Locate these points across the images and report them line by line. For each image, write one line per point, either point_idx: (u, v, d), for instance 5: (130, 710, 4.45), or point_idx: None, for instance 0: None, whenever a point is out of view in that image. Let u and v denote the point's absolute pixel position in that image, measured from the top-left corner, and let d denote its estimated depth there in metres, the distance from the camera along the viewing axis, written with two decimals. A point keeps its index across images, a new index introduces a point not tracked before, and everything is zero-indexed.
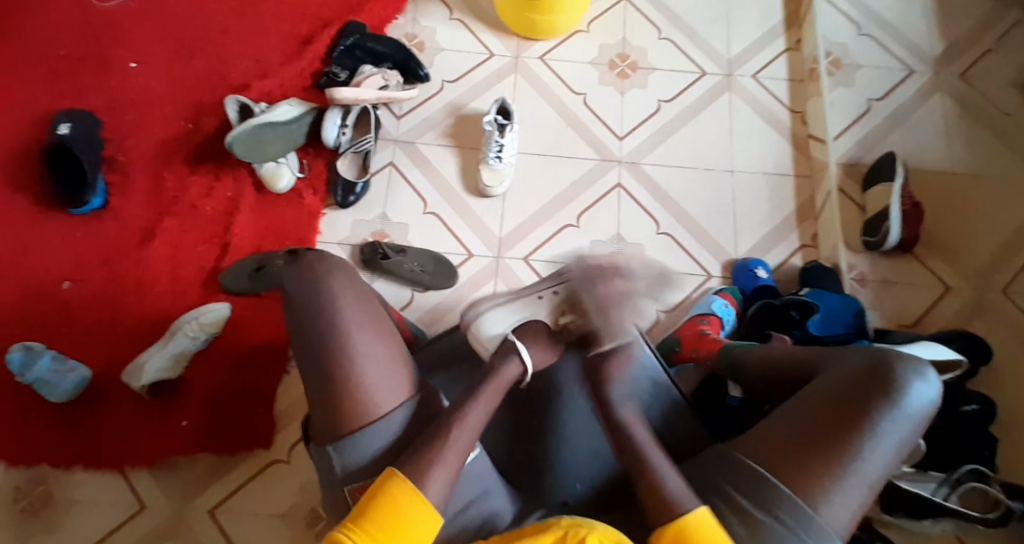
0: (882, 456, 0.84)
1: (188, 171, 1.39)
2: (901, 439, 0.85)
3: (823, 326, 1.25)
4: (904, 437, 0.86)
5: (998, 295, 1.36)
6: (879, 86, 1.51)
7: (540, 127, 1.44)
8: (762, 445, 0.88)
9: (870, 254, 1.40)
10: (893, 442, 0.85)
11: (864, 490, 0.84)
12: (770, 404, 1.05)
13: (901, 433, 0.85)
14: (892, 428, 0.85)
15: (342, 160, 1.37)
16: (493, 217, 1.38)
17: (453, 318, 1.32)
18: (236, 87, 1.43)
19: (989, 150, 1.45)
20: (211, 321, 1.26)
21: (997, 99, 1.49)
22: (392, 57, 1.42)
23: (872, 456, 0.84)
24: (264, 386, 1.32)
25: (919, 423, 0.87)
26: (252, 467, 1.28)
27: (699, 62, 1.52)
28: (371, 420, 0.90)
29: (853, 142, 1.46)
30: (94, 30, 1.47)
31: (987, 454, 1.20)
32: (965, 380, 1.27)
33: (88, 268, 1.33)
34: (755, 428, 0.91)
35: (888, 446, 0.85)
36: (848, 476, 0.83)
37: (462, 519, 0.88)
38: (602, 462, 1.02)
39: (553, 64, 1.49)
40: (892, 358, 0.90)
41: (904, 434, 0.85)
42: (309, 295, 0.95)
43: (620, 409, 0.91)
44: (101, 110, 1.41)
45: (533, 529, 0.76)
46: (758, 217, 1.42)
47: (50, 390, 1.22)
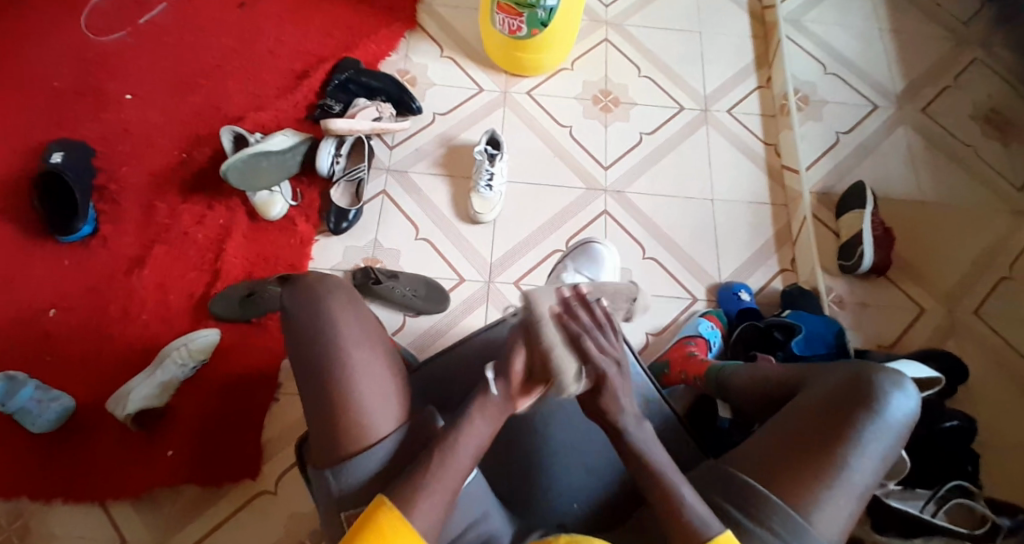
0: (868, 467, 0.86)
1: (181, 199, 1.40)
2: (885, 449, 0.88)
3: (806, 346, 1.28)
4: (888, 447, 0.88)
5: (968, 315, 1.42)
6: (847, 120, 1.60)
7: (528, 157, 1.49)
8: (751, 460, 0.89)
9: (847, 278, 1.45)
10: (877, 452, 0.87)
11: (852, 501, 0.85)
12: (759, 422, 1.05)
13: (884, 444, 0.88)
14: (876, 439, 0.87)
15: (337, 188, 1.39)
16: (483, 243, 1.41)
17: (445, 342, 1.33)
18: (231, 119, 1.46)
19: (952, 179, 1.54)
20: (202, 348, 1.24)
21: (956, 132, 1.59)
22: (384, 90, 1.46)
23: (857, 466, 0.86)
24: (251, 413, 1.26)
25: (901, 433, 0.89)
26: (236, 500, 1.22)
27: (677, 98, 1.59)
28: (369, 444, 0.86)
29: (825, 173, 1.54)
30: (89, 63, 1.49)
31: (970, 470, 1.24)
32: (944, 399, 1.32)
33: (76, 295, 1.31)
34: (744, 443, 0.93)
35: (873, 456, 0.87)
36: (836, 487, 0.85)
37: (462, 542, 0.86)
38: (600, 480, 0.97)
39: (541, 99, 1.55)
40: (872, 370, 0.92)
41: (887, 444, 0.88)
42: (308, 313, 0.90)
43: (642, 418, 0.86)
44: (94, 140, 1.43)
45: None
46: (739, 244, 1.47)
47: (31, 421, 1.18)
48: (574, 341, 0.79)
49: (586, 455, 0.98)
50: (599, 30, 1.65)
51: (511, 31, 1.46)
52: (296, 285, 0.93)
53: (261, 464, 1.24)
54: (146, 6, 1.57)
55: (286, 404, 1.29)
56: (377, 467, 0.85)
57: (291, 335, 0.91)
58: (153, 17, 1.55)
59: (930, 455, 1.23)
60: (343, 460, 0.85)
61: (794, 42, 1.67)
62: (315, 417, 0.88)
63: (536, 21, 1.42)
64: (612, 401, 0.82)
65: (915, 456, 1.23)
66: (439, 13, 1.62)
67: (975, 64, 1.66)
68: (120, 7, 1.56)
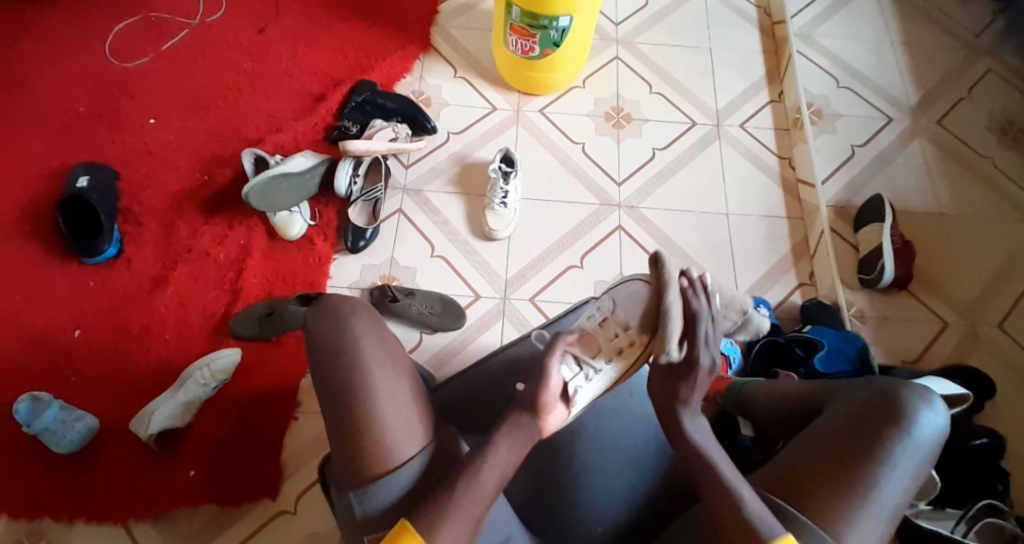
0: (898, 484, 0.85)
1: (201, 221, 1.42)
2: (914, 467, 0.87)
3: (827, 363, 1.26)
4: (918, 465, 0.87)
5: (992, 328, 1.40)
6: (861, 133, 1.59)
7: (542, 175, 1.50)
8: (779, 479, 0.89)
9: (867, 291, 1.44)
10: (907, 470, 0.86)
11: (883, 521, 0.84)
12: (783, 439, 1.04)
13: (914, 462, 0.87)
14: (906, 457, 0.86)
15: (354, 208, 1.42)
16: (498, 259, 1.42)
17: (461, 359, 1.33)
18: (251, 142, 1.49)
19: (970, 191, 1.53)
20: (222, 369, 1.24)
21: (973, 142, 1.58)
22: (401, 112, 1.49)
23: (887, 485, 0.85)
24: (270, 434, 1.27)
25: (931, 450, 0.88)
26: (255, 520, 1.22)
27: (689, 114, 1.60)
28: (391, 468, 0.86)
29: (840, 186, 1.53)
30: (113, 90, 1.54)
31: (1000, 489, 1.20)
32: (971, 414, 1.29)
33: (99, 316, 1.33)
34: (770, 463, 0.92)
35: (903, 474, 0.86)
36: (866, 505, 0.84)
37: None
38: (623, 501, 0.97)
39: (553, 117, 1.57)
40: (898, 387, 0.91)
41: (917, 462, 0.87)
42: (331, 337, 0.91)
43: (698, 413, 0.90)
44: (118, 165, 1.46)
45: None
46: (756, 257, 1.47)
47: (56, 441, 1.19)
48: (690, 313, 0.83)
49: (608, 475, 0.98)
50: (609, 49, 1.67)
51: (523, 52, 1.48)
52: (322, 309, 0.94)
53: (280, 483, 1.24)
54: (167, 32, 1.61)
55: (306, 421, 1.30)
56: (400, 486, 0.85)
57: (317, 357, 0.92)
58: (174, 43, 1.59)
59: (957, 472, 1.20)
60: (366, 484, 0.85)
61: (805, 57, 1.67)
62: (338, 439, 0.88)
63: (549, 41, 1.44)
64: (690, 384, 0.87)
65: (943, 474, 1.21)
66: (452, 36, 1.65)
67: (990, 74, 1.66)
68: (142, 34, 1.60)
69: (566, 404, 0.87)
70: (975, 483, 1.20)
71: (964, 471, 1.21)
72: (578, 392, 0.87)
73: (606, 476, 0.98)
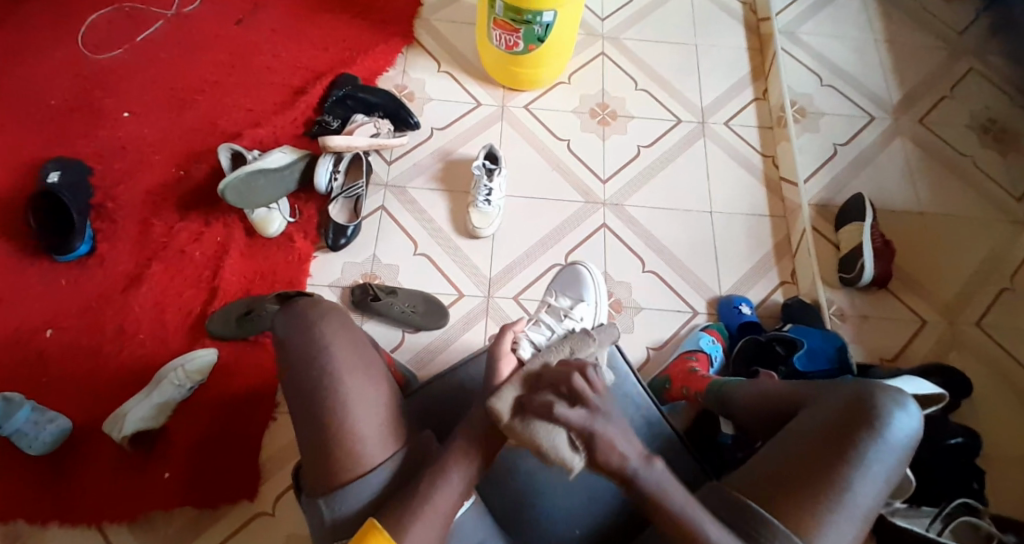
0: (871, 487, 0.86)
1: (178, 217, 1.39)
2: (888, 469, 0.88)
3: (808, 361, 1.27)
4: (890, 468, 0.88)
5: (970, 327, 1.42)
6: (844, 132, 1.60)
7: (527, 172, 1.49)
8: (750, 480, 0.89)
9: (847, 290, 1.45)
10: (881, 473, 0.87)
11: (857, 523, 0.85)
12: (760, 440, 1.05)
13: (888, 464, 0.88)
14: (880, 460, 0.87)
15: (333, 205, 1.38)
16: (482, 257, 1.40)
17: (444, 359, 1.32)
18: (229, 136, 1.45)
19: (950, 191, 1.54)
20: (198, 368, 1.24)
21: (954, 141, 1.59)
22: (383, 107, 1.46)
23: (861, 488, 0.86)
24: (246, 438, 1.25)
25: (904, 453, 0.89)
26: (232, 523, 1.21)
27: (674, 111, 1.59)
28: (361, 473, 0.86)
29: (822, 186, 1.54)
30: (85, 80, 1.49)
31: (976, 487, 1.23)
32: (948, 413, 1.31)
33: (72, 314, 1.30)
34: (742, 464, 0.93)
35: (876, 477, 0.87)
36: (840, 508, 0.85)
37: None
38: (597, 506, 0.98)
39: (538, 113, 1.55)
40: (872, 390, 0.92)
41: (891, 464, 0.88)
42: (302, 343, 0.91)
43: None
44: (90, 158, 1.42)
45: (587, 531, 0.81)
46: (739, 256, 1.47)
47: (28, 443, 1.17)
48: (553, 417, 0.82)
49: (586, 483, 0.99)
50: (596, 43, 1.66)
51: (508, 47, 1.45)
52: (293, 313, 0.93)
53: (259, 485, 1.23)
54: (142, 23, 1.56)
55: (282, 424, 1.28)
56: (371, 490, 0.86)
57: (289, 363, 0.91)
58: (150, 34, 1.55)
59: (935, 470, 1.22)
60: (337, 489, 0.86)
61: (790, 55, 1.68)
62: (307, 443, 0.88)
63: (533, 37, 1.42)
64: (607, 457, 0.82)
65: (922, 474, 1.22)
66: (436, 28, 1.63)
67: (972, 74, 1.67)
68: (115, 24, 1.56)
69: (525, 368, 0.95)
70: (953, 482, 1.22)
71: (941, 471, 1.22)
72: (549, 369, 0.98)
73: (582, 483, 0.99)
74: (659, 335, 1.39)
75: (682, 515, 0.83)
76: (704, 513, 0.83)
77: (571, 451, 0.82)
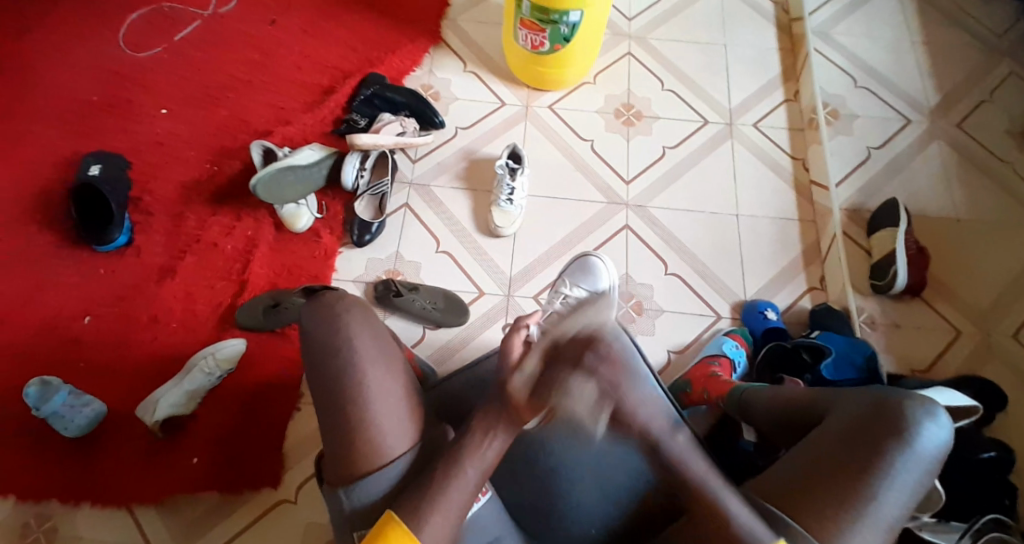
0: (896, 499, 0.84)
1: (210, 211, 1.43)
2: (915, 480, 0.85)
3: (834, 369, 1.24)
4: (918, 479, 0.85)
5: (1007, 338, 1.37)
6: (877, 135, 1.56)
7: (550, 171, 1.49)
8: (771, 490, 0.88)
9: (879, 297, 1.41)
10: (908, 485, 0.85)
11: (880, 534, 0.83)
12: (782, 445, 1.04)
13: (915, 476, 0.85)
14: (907, 471, 0.85)
15: (360, 202, 1.41)
16: (502, 256, 1.41)
17: (463, 356, 1.33)
18: (260, 133, 1.50)
19: (988, 197, 1.49)
20: (227, 357, 1.27)
21: (993, 146, 1.54)
22: (408, 105, 1.49)
23: (885, 499, 0.84)
24: (271, 428, 1.29)
25: (932, 465, 0.87)
26: (255, 509, 1.24)
27: (701, 112, 1.58)
28: (380, 464, 0.88)
29: (853, 189, 1.51)
30: (127, 79, 1.55)
31: (1007, 503, 1.19)
32: (980, 426, 1.27)
33: (108, 304, 1.36)
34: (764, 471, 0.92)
35: (902, 489, 0.85)
36: (863, 519, 0.83)
37: None
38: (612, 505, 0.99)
39: (562, 113, 1.56)
40: (902, 399, 0.90)
41: (918, 476, 0.86)
42: (327, 334, 0.93)
43: None
44: (129, 154, 1.48)
45: None
46: (764, 260, 1.45)
47: (66, 425, 1.22)
48: (586, 373, 0.84)
49: (603, 481, 1.00)
50: (622, 44, 1.65)
51: (534, 46, 1.46)
52: (318, 305, 0.96)
53: (281, 474, 1.26)
54: (180, 23, 1.62)
55: (305, 415, 1.31)
56: (389, 481, 0.88)
57: (313, 353, 0.94)
58: (187, 34, 1.60)
59: (962, 485, 1.18)
60: (356, 479, 0.88)
61: (822, 55, 1.64)
62: (328, 433, 0.91)
63: (559, 37, 1.42)
64: (632, 421, 0.88)
65: (950, 488, 1.18)
66: (463, 29, 1.64)
67: (1013, 76, 1.61)
68: (155, 25, 1.62)
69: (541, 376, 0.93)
70: (983, 499, 1.18)
71: (969, 486, 1.18)
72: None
73: (598, 480, 1.00)
74: (680, 338, 1.38)
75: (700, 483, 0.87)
76: (722, 483, 0.86)
77: (596, 410, 0.86)
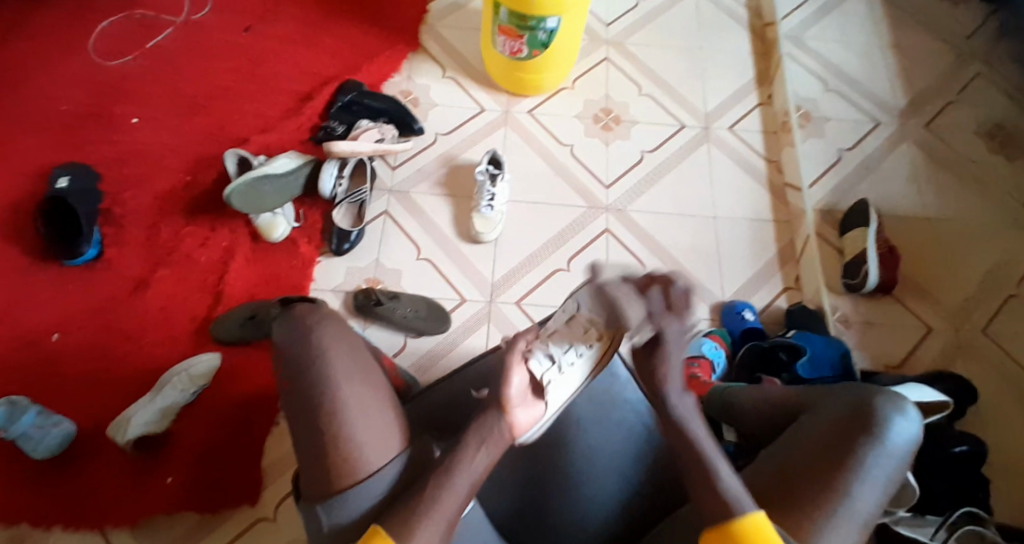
0: (871, 491, 0.86)
1: (184, 222, 1.40)
2: (888, 473, 0.87)
3: (811, 368, 1.27)
4: (890, 472, 0.87)
5: (976, 334, 1.41)
6: (850, 137, 1.59)
7: (531, 176, 1.49)
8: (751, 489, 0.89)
9: (852, 295, 1.45)
10: (881, 477, 0.87)
11: (856, 526, 0.85)
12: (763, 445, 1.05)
13: (888, 469, 0.87)
14: (879, 464, 0.87)
15: (338, 210, 1.39)
16: (485, 263, 1.40)
17: (447, 364, 1.32)
18: (235, 141, 1.47)
19: (957, 197, 1.53)
20: (201, 373, 1.25)
21: (960, 147, 1.58)
22: (387, 111, 1.48)
23: (860, 492, 0.85)
24: (249, 444, 1.26)
25: (904, 457, 0.89)
26: (235, 526, 1.22)
27: (679, 116, 1.59)
28: (361, 479, 0.87)
29: (829, 190, 1.54)
30: (94, 87, 1.50)
31: (982, 497, 1.22)
32: (953, 420, 1.30)
33: (79, 319, 1.31)
34: (745, 471, 0.93)
35: (876, 481, 0.86)
36: (840, 512, 0.84)
37: None
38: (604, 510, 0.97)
39: (542, 118, 1.55)
40: (871, 396, 0.92)
41: (890, 469, 0.87)
42: (302, 351, 0.92)
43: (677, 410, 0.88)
44: (99, 164, 1.43)
45: None
46: (742, 262, 1.47)
47: (34, 446, 1.18)
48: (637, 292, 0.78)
49: (592, 486, 0.98)
50: (600, 49, 1.66)
51: (512, 52, 1.46)
52: (292, 320, 0.95)
53: (260, 490, 1.24)
54: (150, 29, 1.58)
55: (285, 431, 1.29)
56: (372, 497, 0.87)
57: (289, 368, 0.92)
58: (157, 40, 1.56)
59: (937, 479, 1.21)
60: (336, 494, 0.86)
61: (796, 59, 1.67)
62: (309, 453, 0.89)
63: (537, 42, 1.42)
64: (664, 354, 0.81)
65: (926, 482, 1.21)
66: (441, 34, 1.63)
67: (980, 78, 1.66)
68: (124, 31, 1.57)
69: (540, 400, 0.91)
70: (956, 493, 1.21)
71: (942, 481, 1.22)
72: (551, 384, 0.91)
73: (589, 487, 0.98)
74: None
75: (694, 446, 0.82)
76: (715, 449, 0.82)
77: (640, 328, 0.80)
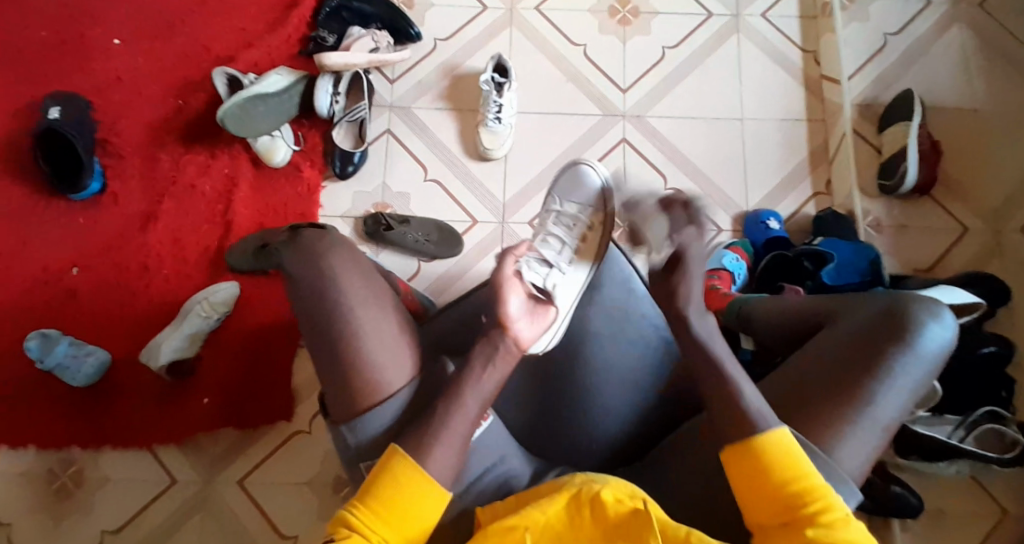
0: (897, 400, 0.80)
1: (182, 149, 1.36)
2: (916, 382, 0.81)
3: (836, 275, 1.20)
4: (919, 380, 0.81)
5: (1017, 235, 1.31)
6: (894, 21, 1.45)
7: (541, 83, 1.40)
8: (770, 395, 0.84)
9: (887, 198, 1.36)
10: (908, 385, 0.81)
11: (878, 434, 0.80)
12: (783, 356, 1.00)
13: (916, 378, 0.81)
14: (906, 373, 0.81)
15: (337, 129, 1.34)
16: (495, 182, 1.35)
17: (460, 287, 1.30)
18: (222, 60, 1.40)
19: (1010, 83, 1.39)
20: (222, 301, 1.26)
21: (1016, 26, 1.42)
22: (380, 17, 1.38)
23: (885, 399, 0.80)
24: (277, 365, 1.29)
25: (933, 367, 0.82)
26: (272, 442, 1.27)
27: (706, 4, 1.46)
28: (379, 400, 0.85)
29: (867, 82, 1.41)
30: (72, 8, 1.43)
31: (1005, 396, 1.19)
32: (983, 322, 1.24)
33: (93, 255, 1.32)
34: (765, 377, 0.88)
35: (903, 390, 0.81)
36: (862, 420, 0.79)
37: (474, 492, 0.86)
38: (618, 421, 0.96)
39: (550, 14, 1.44)
40: (905, 301, 0.85)
41: (919, 377, 0.81)
42: (310, 277, 0.88)
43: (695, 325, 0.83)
44: (88, 93, 1.38)
45: (547, 489, 0.76)
46: (769, 168, 1.37)
47: (72, 375, 1.22)
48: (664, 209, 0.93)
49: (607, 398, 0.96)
50: None
51: None
52: (299, 246, 0.90)
53: (293, 407, 1.28)
54: None
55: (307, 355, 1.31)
56: (388, 419, 0.85)
57: (301, 299, 0.89)
58: None
59: (962, 382, 1.18)
60: (356, 416, 0.85)
61: None
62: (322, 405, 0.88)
63: None
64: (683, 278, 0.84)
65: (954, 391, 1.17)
66: None
67: None
68: None
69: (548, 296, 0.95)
70: (979, 391, 1.18)
71: (970, 383, 1.18)
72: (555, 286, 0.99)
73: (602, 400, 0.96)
74: None
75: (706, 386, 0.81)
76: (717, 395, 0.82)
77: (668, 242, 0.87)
